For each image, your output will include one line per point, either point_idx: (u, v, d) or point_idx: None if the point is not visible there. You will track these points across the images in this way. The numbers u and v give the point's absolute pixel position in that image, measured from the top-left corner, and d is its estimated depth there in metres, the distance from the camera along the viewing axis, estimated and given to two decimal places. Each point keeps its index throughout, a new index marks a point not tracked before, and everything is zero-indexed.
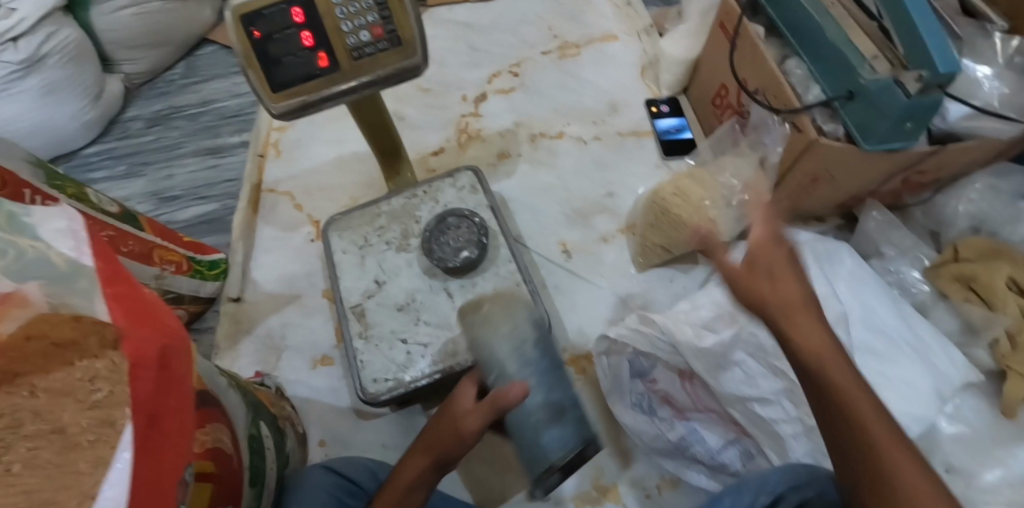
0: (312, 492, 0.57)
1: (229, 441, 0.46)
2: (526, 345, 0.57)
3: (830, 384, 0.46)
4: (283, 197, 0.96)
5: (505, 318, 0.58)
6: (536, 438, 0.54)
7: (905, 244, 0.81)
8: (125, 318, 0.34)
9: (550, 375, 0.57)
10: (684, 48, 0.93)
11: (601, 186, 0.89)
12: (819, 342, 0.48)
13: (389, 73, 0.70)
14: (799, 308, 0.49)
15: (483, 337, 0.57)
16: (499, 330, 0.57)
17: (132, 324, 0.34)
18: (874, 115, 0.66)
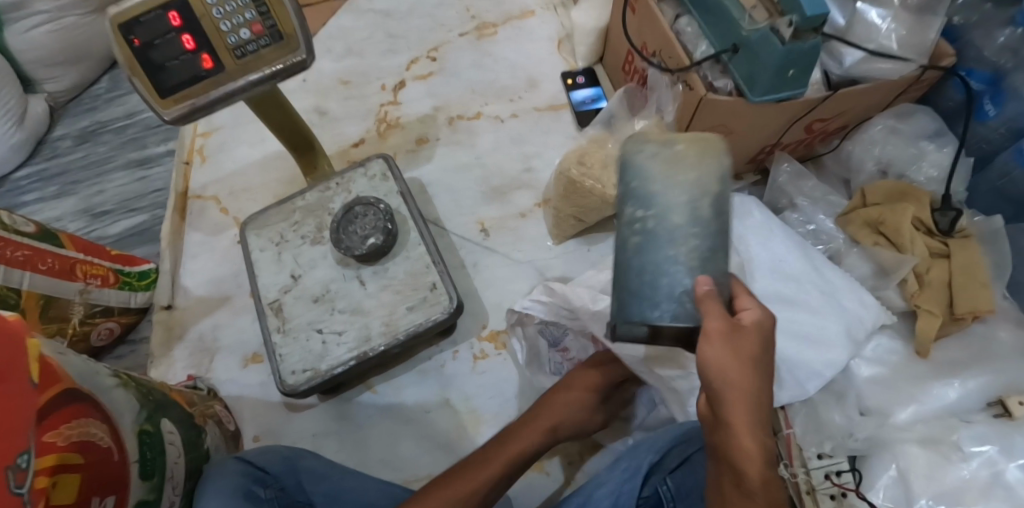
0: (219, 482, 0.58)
1: (105, 434, 0.48)
2: (720, 208, 0.50)
3: (722, 396, 0.44)
4: (210, 202, 0.97)
5: (695, 164, 0.50)
6: (653, 297, 0.49)
7: (816, 193, 0.82)
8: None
9: (719, 240, 0.50)
10: (592, 18, 0.93)
11: (518, 162, 0.90)
12: (729, 355, 0.45)
13: (275, 69, 0.70)
14: (720, 343, 0.45)
15: (657, 180, 0.51)
16: (687, 173, 0.50)
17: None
18: (757, 65, 0.67)
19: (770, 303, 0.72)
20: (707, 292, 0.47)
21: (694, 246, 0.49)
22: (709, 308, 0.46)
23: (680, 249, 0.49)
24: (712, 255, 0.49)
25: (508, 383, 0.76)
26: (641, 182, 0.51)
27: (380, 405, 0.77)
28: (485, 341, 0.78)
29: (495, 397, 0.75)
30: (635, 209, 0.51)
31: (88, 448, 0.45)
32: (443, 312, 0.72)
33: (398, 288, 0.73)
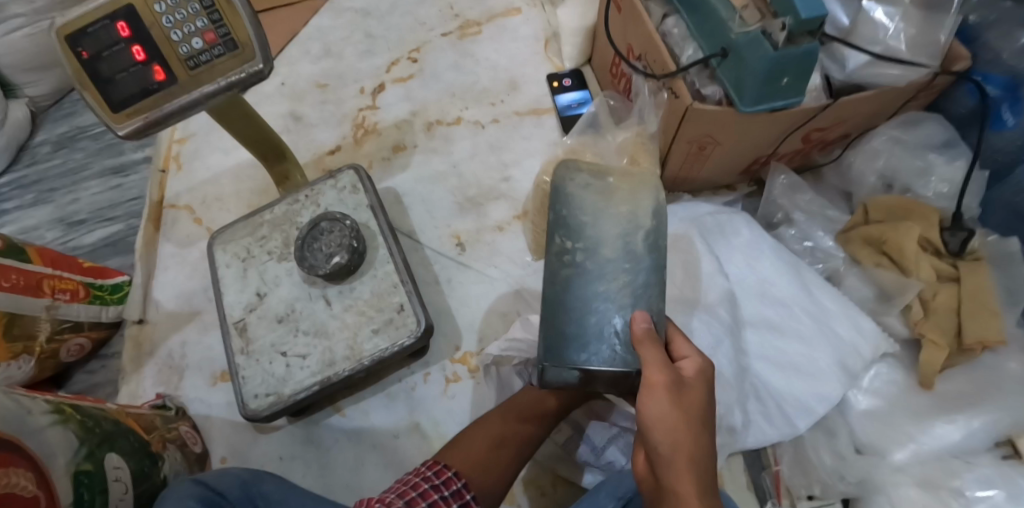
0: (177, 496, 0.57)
1: (26, 484, 0.44)
2: (653, 244, 0.55)
3: (671, 451, 0.43)
4: (183, 212, 0.94)
5: (626, 198, 0.57)
6: (583, 337, 0.53)
7: (813, 207, 0.76)
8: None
9: (652, 276, 0.54)
10: (577, 17, 0.88)
11: (498, 171, 0.85)
12: (679, 409, 0.45)
13: (230, 81, 0.66)
14: (663, 396, 0.45)
15: (590, 210, 0.56)
16: (618, 205, 0.56)
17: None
18: (745, 71, 0.61)
19: (757, 330, 0.68)
20: (643, 332, 0.50)
21: (628, 281, 0.54)
22: (648, 353, 0.48)
23: (611, 286, 0.54)
24: (645, 293, 0.53)
25: (480, 410, 0.72)
26: (579, 212, 0.57)
27: (347, 430, 0.74)
28: (457, 363, 0.74)
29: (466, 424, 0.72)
30: (574, 242, 0.56)
31: (9, 497, 0.42)
32: (410, 336, 0.68)
33: (362, 309, 0.70)
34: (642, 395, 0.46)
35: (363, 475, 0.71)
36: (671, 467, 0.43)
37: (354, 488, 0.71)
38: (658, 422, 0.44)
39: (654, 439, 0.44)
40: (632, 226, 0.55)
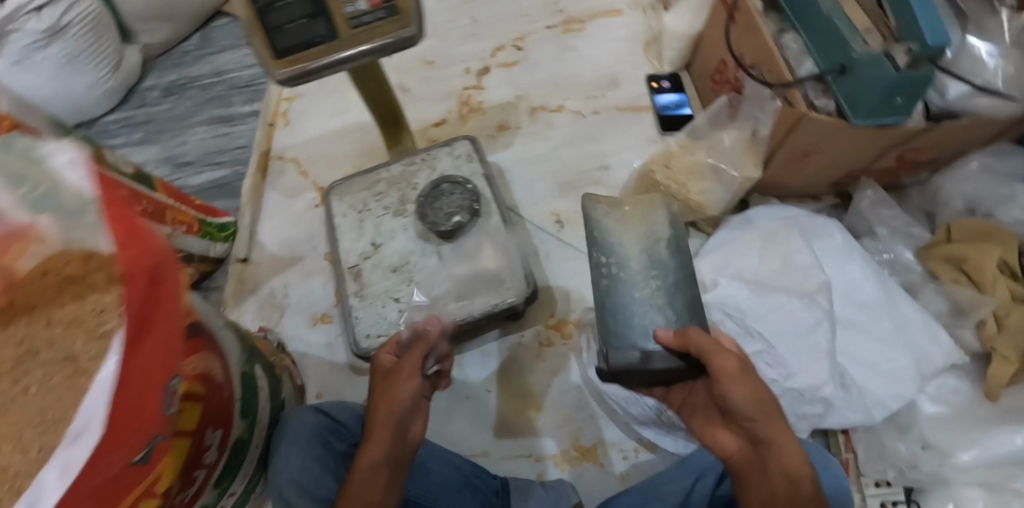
0: (298, 428, 0.62)
1: (221, 371, 0.49)
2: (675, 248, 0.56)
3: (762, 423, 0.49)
4: (290, 164, 1.00)
5: (642, 218, 0.57)
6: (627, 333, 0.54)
7: (897, 224, 0.81)
8: (120, 234, 0.32)
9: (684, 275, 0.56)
10: (685, 24, 0.93)
11: (596, 159, 0.91)
12: (753, 387, 0.50)
13: (384, 44, 0.70)
14: (738, 379, 0.49)
15: (611, 232, 0.57)
16: (635, 228, 0.56)
17: (128, 241, 0.32)
18: (863, 89, 0.66)
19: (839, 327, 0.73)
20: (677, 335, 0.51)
21: (660, 283, 0.55)
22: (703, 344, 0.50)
23: (644, 292, 0.54)
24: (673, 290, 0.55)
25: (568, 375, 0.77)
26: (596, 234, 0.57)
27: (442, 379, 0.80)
28: (551, 329, 0.79)
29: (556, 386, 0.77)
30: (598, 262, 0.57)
31: (212, 379, 0.47)
32: (516, 296, 0.74)
33: (474, 268, 0.75)
34: (724, 383, 0.49)
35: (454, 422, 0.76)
36: (767, 427, 0.49)
37: (446, 433, 0.75)
38: (747, 403, 0.49)
39: (746, 416, 0.50)
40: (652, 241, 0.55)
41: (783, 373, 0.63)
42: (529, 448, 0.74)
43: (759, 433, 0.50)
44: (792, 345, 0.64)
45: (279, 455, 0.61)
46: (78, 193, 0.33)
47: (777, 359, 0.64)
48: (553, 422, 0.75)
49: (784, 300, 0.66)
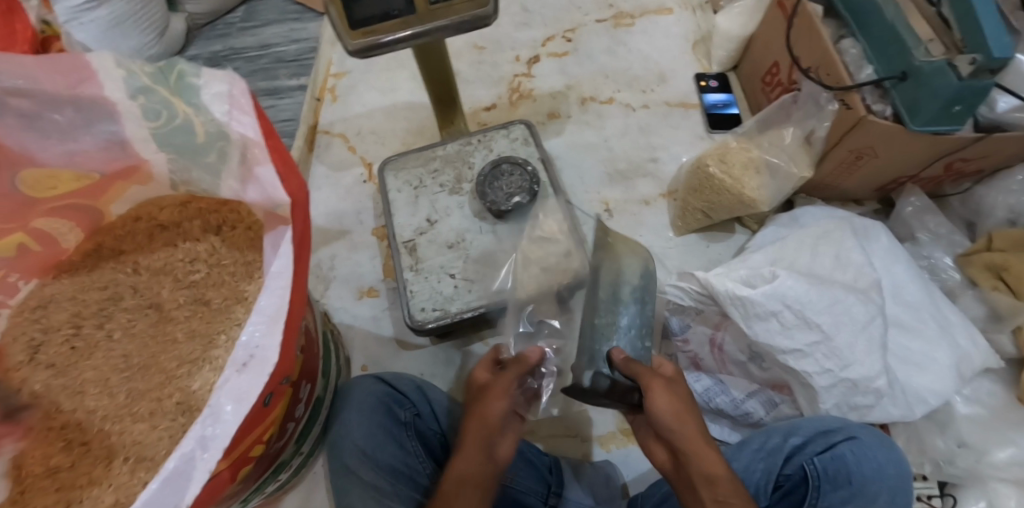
0: (361, 396, 0.62)
1: (312, 323, 0.50)
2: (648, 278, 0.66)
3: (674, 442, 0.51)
4: (337, 139, 1.00)
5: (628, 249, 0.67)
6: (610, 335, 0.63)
7: (939, 230, 0.83)
8: (280, 168, 0.36)
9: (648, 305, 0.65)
10: (738, 25, 0.95)
11: (645, 151, 0.92)
12: (677, 413, 0.51)
13: (461, 20, 0.71)
14: (662, 393, 0.51)
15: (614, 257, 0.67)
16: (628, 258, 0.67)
17: (288, 173, 0.36)
18: (922, 96, 0.68)
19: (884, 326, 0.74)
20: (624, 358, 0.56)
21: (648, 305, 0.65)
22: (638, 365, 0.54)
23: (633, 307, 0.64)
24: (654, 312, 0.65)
25: None
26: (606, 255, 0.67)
27: None
28: None
29: None
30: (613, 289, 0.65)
31: (308, 331, 0.48)
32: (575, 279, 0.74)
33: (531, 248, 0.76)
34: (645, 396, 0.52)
35: None
36: (683, 439, 0.50)
37: None
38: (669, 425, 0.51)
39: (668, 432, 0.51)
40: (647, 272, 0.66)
41: (839, 364, 0.64)
42: (576, 428, 0.76)
43: (676, 445, 0.51)
44: (848, 337, 0.64)
45: (342, 422, 0.61)
46: (229, 127, 0.37)
47: (833, 350, 0.64)
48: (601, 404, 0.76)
49: (840, 295, 0.65)
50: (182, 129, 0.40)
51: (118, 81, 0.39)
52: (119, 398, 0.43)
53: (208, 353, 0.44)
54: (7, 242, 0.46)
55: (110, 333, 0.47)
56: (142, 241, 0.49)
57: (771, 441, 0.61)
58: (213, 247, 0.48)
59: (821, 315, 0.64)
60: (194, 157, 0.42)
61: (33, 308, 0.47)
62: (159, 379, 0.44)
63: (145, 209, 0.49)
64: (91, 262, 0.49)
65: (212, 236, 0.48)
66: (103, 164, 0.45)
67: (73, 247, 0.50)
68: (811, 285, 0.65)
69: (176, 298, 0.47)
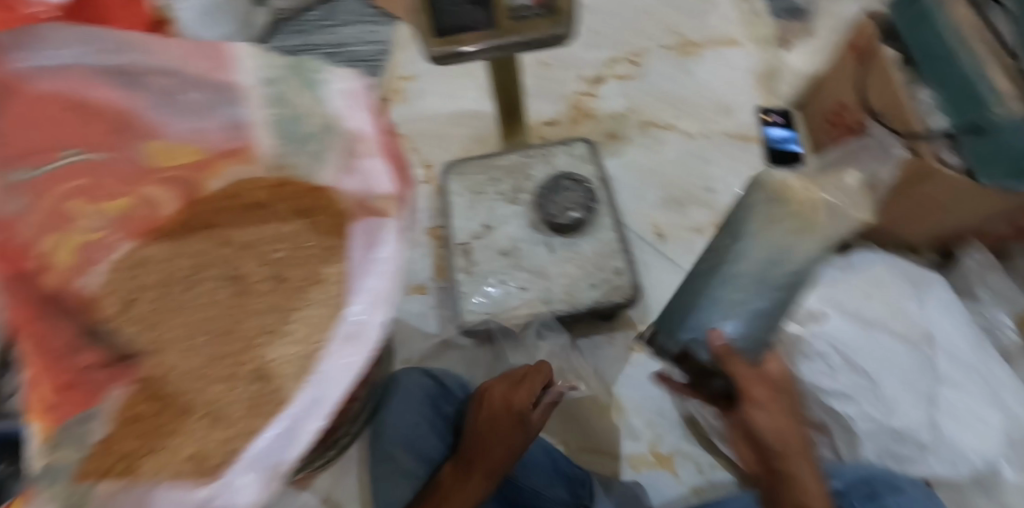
0: (408, 388, 0.64)
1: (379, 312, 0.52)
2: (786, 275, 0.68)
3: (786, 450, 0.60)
4: (401, 139, 1.04)
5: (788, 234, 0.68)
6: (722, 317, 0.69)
7: (1000, 289, 0.81)
8: (392, 167, 0.43)
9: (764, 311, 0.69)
10: (807, 63, 0.95)
11: (701, 179, 0.93)
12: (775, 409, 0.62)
13: (539, 38, 0.74)
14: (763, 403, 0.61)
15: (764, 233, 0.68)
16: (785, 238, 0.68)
17: (398, 172, 0.43)
18: (998, 153, 0.67)
19: None
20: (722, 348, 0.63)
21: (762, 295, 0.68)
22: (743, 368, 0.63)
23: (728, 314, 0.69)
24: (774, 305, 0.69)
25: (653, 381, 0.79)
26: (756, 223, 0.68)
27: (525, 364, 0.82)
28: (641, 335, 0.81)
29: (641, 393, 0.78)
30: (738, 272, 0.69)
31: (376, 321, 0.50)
32: (621, 298, 0.76)
33: (583, 264, 0.77)
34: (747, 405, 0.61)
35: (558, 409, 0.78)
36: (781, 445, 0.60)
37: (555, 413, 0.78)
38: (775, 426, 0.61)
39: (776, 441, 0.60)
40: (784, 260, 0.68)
41: (884, 410, 0.65)
42: (607, 445, 0.76)
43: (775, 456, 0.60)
44: (897, 384, 0.65)
45: (387, 411, 0.64)
46: (343, 119, 0.43)
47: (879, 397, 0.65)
48: (636, 425, 0.77)
49: (892, 343, 0.67)
50: (292, 119, 0.45)
51: (252, 68, 0.44)
52: (199, 359, 0.46)
53: (283, 327, 0.47)
54: (118, 204, 0.49)
55: (194, 297, 0.48)
56: (236, 214, 0.51)
57: (812, 479, 0.60)
58: (299, 229, 0.50)
59: (871, 358, 0.67)
60: (294, 145, 0.47)
61: (129, 265, 0.49)
62: (237, 347, 0.46)
63: (242, 186, 0.51)
64: (184, 232, 0.51)
65: (299, 220, 0.50)
66: (218, 143, 0.50)
67: (170, 215, 0.51)
68: (858, 328, 0.68)
69: (259, 273, 0.49)
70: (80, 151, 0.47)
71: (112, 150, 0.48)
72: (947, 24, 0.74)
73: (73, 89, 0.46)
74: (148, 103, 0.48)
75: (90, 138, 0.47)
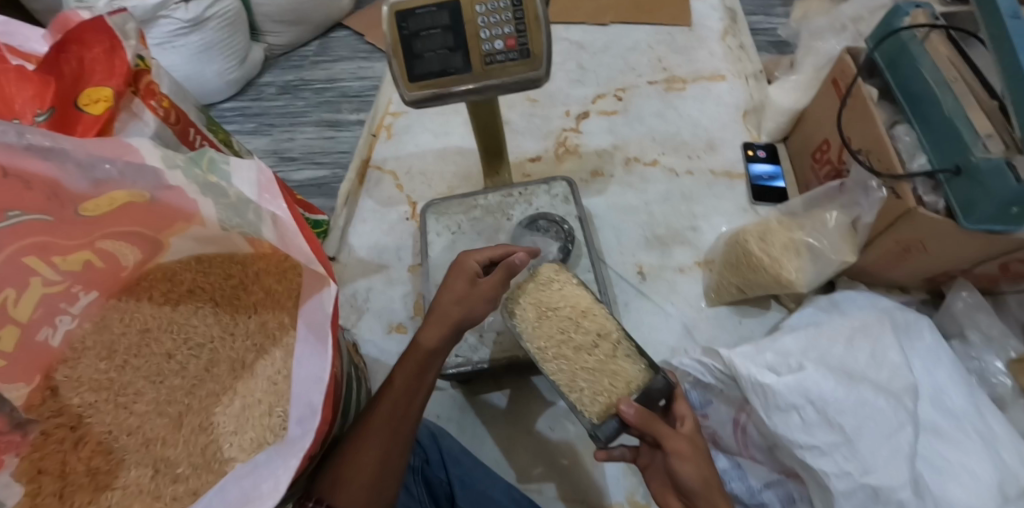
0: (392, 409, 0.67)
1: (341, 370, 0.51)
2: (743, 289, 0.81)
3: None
4: (388, 176, 1.06)
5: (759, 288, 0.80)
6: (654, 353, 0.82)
7: (992, 332, 0.76)
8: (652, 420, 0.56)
9: (726, 317, 0.84)
10: (792, 99, 0.94)
11: (685, 217, 0.93)
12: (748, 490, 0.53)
13: (515, 82, 0.75)
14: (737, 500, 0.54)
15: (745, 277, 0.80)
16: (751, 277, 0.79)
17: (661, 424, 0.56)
18: (979, 194, 0.65)
19: (939, 431, 0.66)
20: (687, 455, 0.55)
21: (716, 316, 0.84)
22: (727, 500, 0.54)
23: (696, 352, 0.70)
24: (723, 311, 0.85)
25: None
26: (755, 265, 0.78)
27: (505, 408, 0.80)
28: None
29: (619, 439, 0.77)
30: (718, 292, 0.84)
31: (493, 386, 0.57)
32: None
33: None
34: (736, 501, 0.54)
35: (550, 460, 0.76)
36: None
37: (546, 454, 0.77)
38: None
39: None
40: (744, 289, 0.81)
41: (860, 468, 0.59)
42: (583, 494, 0.74)
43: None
44: (872, 443, 0.60)
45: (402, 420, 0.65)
46: (261, 207, 0.39)
47: (855, 452, 0.60)
48: (613, 472, 0.75)
49: (871, 395, 0.62)
50: (215, 191, 0.41)
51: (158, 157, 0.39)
52: (164, 434, 0.50)
53: (213, 421, 0.50)
54: (76, 257, 0.49)
55: (133, 403, 0.51)
56: (195, 287, 0.55)
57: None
58: (236, 318, 0.54)
59: (847, 414, 0.60)
60: (233, 210, 0.42)
61: (117, 309, 0.54)
62: (169, 427, 0.50)
63: (185, 269, 0.55)
64: (104, 313, 0.54)
65: (245, 274, 0.54)
66: (173, 210, 0.46)
67: (130, 266, 0.54)
68: (840, 383, 0.63)
69: (188, 365, 0.53)
70: (24, 212, 0.43)
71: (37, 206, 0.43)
72: (928, 64, 0.74)
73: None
74: (64, 173, 0.40)
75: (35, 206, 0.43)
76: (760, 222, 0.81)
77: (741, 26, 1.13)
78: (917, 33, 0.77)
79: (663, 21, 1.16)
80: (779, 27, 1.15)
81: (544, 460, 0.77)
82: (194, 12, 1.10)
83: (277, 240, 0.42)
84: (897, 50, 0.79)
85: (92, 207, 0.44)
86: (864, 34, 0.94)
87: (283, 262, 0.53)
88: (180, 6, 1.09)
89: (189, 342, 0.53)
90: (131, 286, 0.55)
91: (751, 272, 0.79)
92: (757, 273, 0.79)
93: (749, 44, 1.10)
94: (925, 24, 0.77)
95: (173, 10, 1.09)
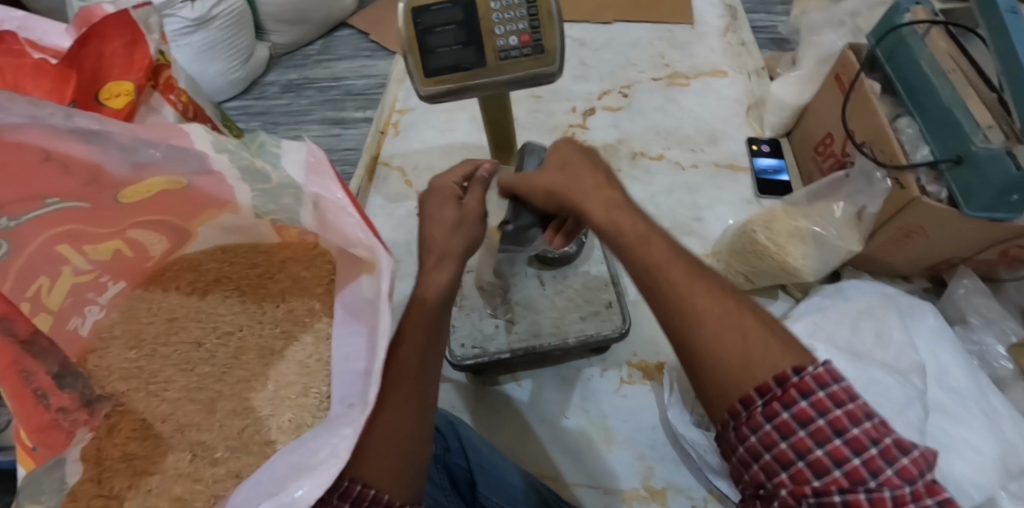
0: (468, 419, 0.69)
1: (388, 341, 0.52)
2: (751, 277, 0.83)
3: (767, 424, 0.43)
4: (395, 171, 1.06)
5: (767, 276, 0.81)
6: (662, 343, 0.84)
7: (993, 316, 0.78)
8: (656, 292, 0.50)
9: None
10: (794, 93, 0.96)
11: (691, 210, 0.94)
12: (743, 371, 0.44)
13: (528, 77, 0.76)
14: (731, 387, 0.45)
15: (752, 265, 0.81)
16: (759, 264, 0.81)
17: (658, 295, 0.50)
18: (979, 182, 0.67)
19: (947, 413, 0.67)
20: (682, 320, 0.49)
21: None
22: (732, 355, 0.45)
23: None
24: None
25: (646, 413, 0.79)
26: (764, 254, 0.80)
27: (519, 397, 0.81)
28: (633, 367, 0.82)
29: (633, 426, 0.78)
30: (728, 281, 0.85)
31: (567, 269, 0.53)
32: (614, 330, 0.76)
33: (572, 296, 0.78)
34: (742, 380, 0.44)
35: (565, 448, 0.77)
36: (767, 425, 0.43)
37: (561, 442, 0.78)
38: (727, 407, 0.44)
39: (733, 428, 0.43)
40: (753, 277, 0.82)
41: None
42: (599, 480, 0.75)
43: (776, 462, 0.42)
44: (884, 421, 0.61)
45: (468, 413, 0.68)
46: (307, 190, 0.41)
47: None
48: (628, 458, 0.76)
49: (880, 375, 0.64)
50: (257, 175, 0.42)
51: (207, 142, 0.39)
52: (199, 418, 0.50)
53: (248, 405, 0.50)
54: (107, 247, 0.49)
55: (164, 392, 0.52)
56: (219, 275, 0.56)
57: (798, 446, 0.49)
58: (264, 305, 0.55)
59: None
60: (270, 195, 0.44)
61: (143, 298, 0.55)
62: (202, 414, 0.50)
63: (210, 258, 0.56)
64: (130, 303, 0.54)
65: (272, 262, 0.55)
66: (209, 197, 0.47)
67: (157, 255, 0.54)
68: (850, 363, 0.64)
69: (217, 352, 0.54)
70: (62, 199, 0.42)
71: (77, 195, 0.42)
72: (928, 58, 0.76)
73: (22, 139, 0.36)
74: (106, 158, 0.39)
75: (75, 197, 0.42)
76: (765, 211, 0.82)
77: (741, 24, 1.15)
78: (917, 28, 0.79)
79: (664, 19, 1.17)
80: (778, 24, 1.17)
81: (560, 448, 0.78)
82: (199, 10, 1.11)
83: (315, 225, 0.46)
84: (897, 45, 0.81)
85: (132, 193, 0.44)
86: (863, 30, 0.96)
87: (311, 249, 0.54)
88: (186, 4, 1.10)
89: (218, 329, 0.54)
90: (155, 275, 0.55)
91: (760, 260, 0.80)
92: (764, 261, 0.80)
93: (749, 41, 1.12)
94: (924, 19, 0.78)
95: (179, 9, 1.10)
